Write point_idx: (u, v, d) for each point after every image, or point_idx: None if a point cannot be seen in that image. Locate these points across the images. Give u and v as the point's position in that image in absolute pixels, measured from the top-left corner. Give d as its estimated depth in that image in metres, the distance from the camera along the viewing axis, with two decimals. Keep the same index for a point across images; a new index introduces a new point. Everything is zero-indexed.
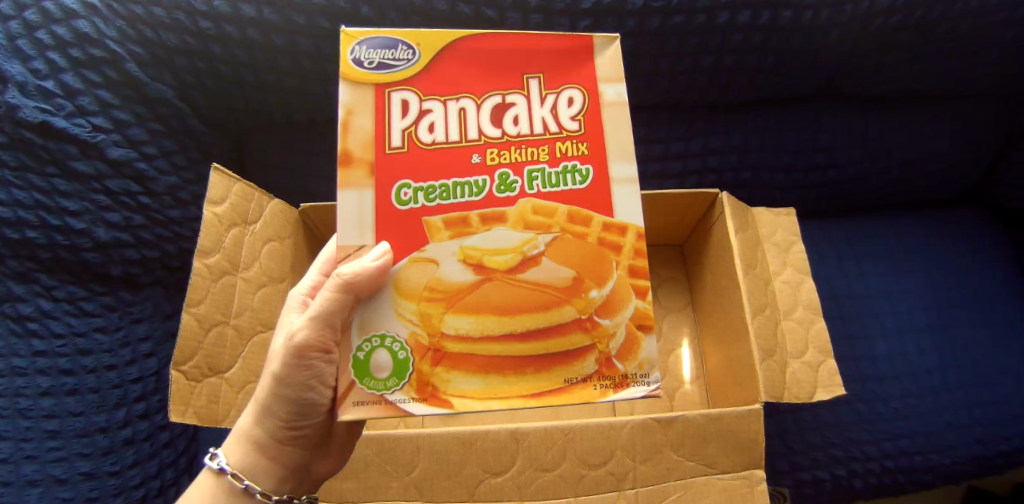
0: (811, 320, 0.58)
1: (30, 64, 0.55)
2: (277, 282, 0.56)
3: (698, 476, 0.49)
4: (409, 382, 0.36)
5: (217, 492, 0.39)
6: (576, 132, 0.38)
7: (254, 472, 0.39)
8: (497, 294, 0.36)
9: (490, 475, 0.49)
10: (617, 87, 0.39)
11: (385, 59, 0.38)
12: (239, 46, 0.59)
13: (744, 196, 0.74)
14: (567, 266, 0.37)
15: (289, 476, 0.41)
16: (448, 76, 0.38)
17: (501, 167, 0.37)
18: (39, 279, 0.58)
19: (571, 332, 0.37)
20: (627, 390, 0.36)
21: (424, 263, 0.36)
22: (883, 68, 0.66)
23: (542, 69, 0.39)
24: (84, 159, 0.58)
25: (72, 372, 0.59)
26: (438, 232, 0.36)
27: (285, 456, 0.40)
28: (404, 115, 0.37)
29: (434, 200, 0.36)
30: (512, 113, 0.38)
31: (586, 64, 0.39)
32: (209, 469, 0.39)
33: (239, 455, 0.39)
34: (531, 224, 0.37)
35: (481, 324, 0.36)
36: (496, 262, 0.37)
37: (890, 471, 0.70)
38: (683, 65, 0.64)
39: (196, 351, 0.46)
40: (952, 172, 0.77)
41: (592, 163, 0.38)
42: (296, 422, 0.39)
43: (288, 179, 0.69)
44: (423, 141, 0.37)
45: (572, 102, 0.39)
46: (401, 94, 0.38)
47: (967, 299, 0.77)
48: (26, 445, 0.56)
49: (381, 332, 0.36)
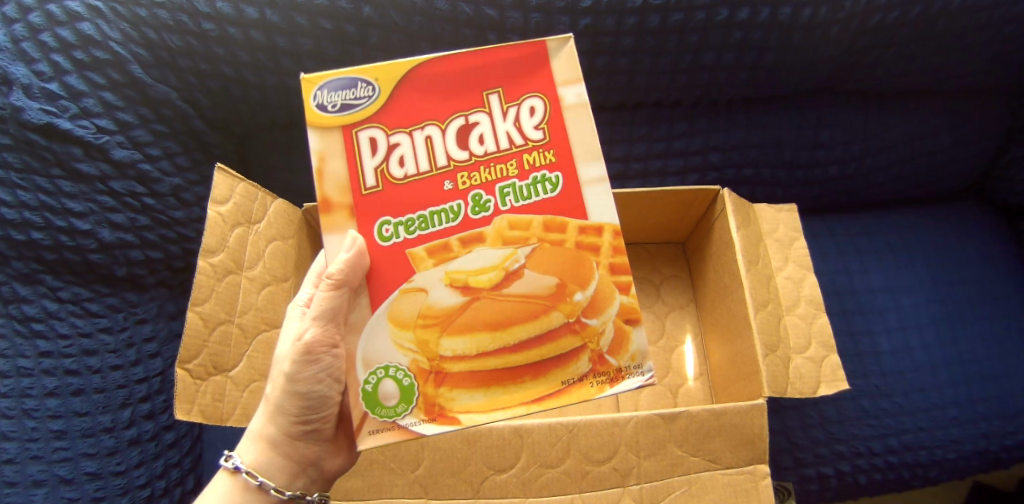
0: (814, 315, 0.58)
1: (34, 66, 0.55)
2: (281, 282, 0.56)
3: (703, 471, 0.50)
4: (417, 405, 0.37)
5: (234, 489, 0.42)
6: (541, 141, 0.38)
7: (269, 468, 0.42)
8: (487, 312, 0.37)
9: (495, 472, 0.49)
10: (576, 89, 0.39)
11: (347, 101, 0.38)
12: (242, 47, 0.59)
13: (744, 193, 0.74)
14: (551, 274, 0.38)
15: (300, 469, 0.43)
16: (411, 105, 0.38)
17: (473, 188, 0.38)
18: (45, 280, 0.59)
19: (561, 336, 0.38)
20: (622, 383, 0.37)
21: (414, 293, 0.37)
22: (884, 63, 0.66)
23: (500, 84, 0.38)
24: (89, 160, 0.58)
25: (77, 372, 0.59)
26: (422, 261, 0.37)
27: (297, 450, 0.43)
28: (374, 153, 0.38)
29: (414, 232, 0.37)
30: (476, 133, 0.38)
31: (541, 70, 0.39)
32: (226, 468, 0.42)
33: (254, 454, 0.42)
34: (509, 240, 0.38)
35: (476, 343, 0.37)
36: (481, 281, 0.37)
37: (895, 466, 0.70)
38: (684, 62, 0.64)
39: (201, 349, 0.46)
40: (952, 167, 0.77)
41: (561, 170, 0.38)
42: (305, 417, 0.42)
43: (292, 180, 0.71)
44: (396, 176, 0.38)
45: (533, 112, 0.38)
46: (368, 131, 0.38)
47: (970, 294, 0.77)
48: (32, 445, 0.56)
49: (385, 362, 0.37)
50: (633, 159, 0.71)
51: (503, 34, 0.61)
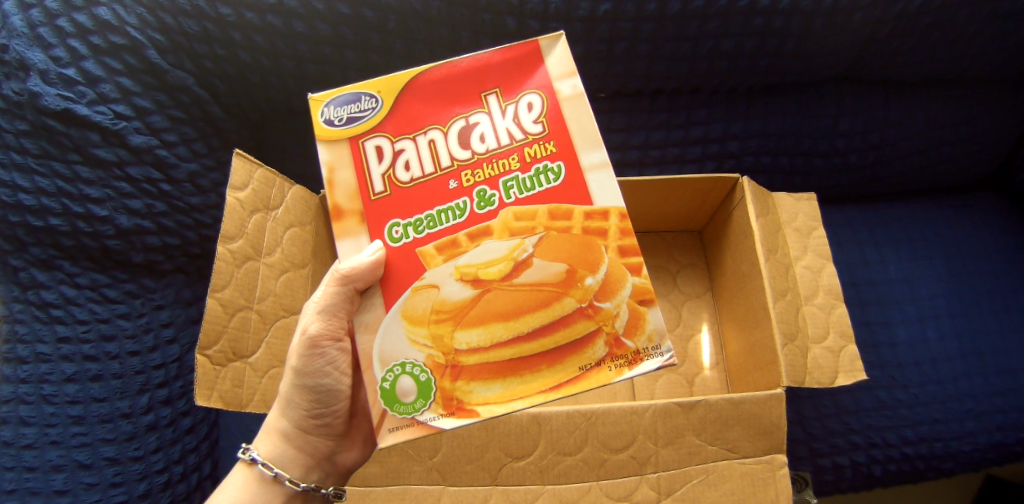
0: (833, 305, 0.57)
1: (51, 51, 0.55)
2: (299, 268, 0.56)
3: (721, 460, 0.49)
4: (435, 400, 0.37)
5: (251, 478, 0.42)
6: (541, 134, 0.38)
7: (283, 460, 0.42)
8: (498, 302, 0.37)
9: (512, 459, 0.49)
10: (572, 81, 0.38)
11: (353, 114, 0.38)
12: (259, 32, 0.58)
13: (761, 182, 0.74)
14: (560, 261, 0.37)
15: (314, 463, 0.44)
16: (413, 111, 0.38)
17: (477, 184, 0.38)
18: (63, 266, 0.59)
19: (574, 322, 0.37)
20: (641, 365, 0.36)
21: (427, 289, 0.37)
22: (908, 51, 0.65)
23: (497, 83, 0.38)
24: (106, 146, 0.58)
25: (95, 358, 0.59)
26: (432, 258, 0.37)
27: (310, 443, 0.43)
28: (380, 160, 0.38)
29: (422, 232, 0.38)
30: (478, 132, 0.38)
31: (537, 67, 0.38)
32: (242, 460, 0.42)
33: (268, 446, 0.42)
34: (516, 231, 0.37)
35: (490, 333, 0.37)
36: (491, 273, 0.37)
37: (909, 457, 0.70)
38: (704, 48, 0.63)
39: (220, 334, 0.46)
40: (971, 157, 0.76)
41: (562, 160, 0.37)
42: (315, 411, 0.42)
43: (308, 166, 0.71)
44: (402, 180, 0.38)
45: (532, 107, 0.38)
46: (375, 140, 0.38)
47: (988, 287, 0.77)
48: (50, 430, 0.57)
49: (401, 360, 0.37)
50: (651, 147, 0.71)
51: (522, 19, 0.60)
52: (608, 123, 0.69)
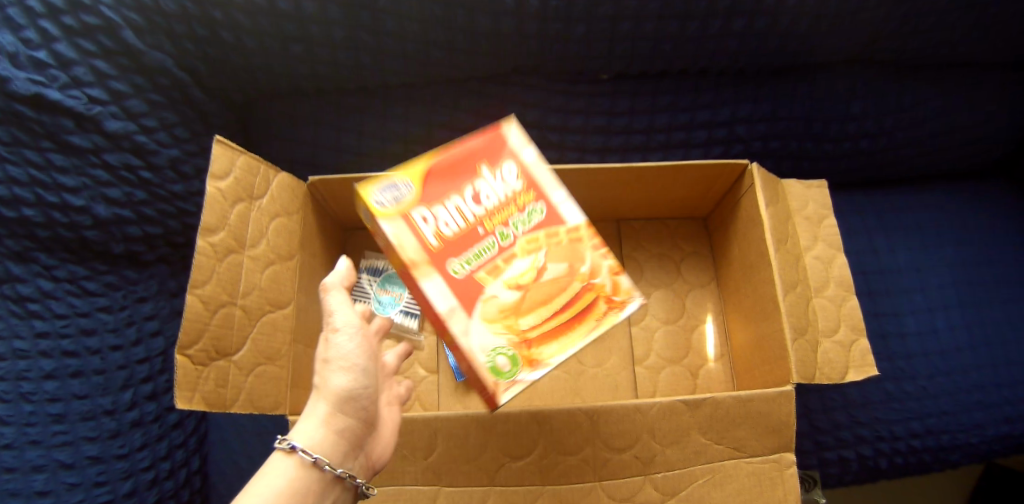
0: (844, 297, 0.55)
1: (20, 33, 0.50)
2: (285, 260, 0.53)
3: (727, 459, 0.48)
4: (526, 372, 0.36)
5: (290, 467, 0.37)
6: (529, 192, 0.40)
7: (325, 444, 0.38)
8: (531, 292, 0.37)
9: (511, 459, 0.47)
10: (531, 146, 0.41)
11: (385, 203, 0.37)
12: (242, 10, 0.55)
13: (771, 166, 0.71)
14: (558, 252, 0.39)
15: (352, 451, 0.39)
16: (429, 192, 0.38)
17: (497, 231, 0.38)
18: (39, 258, 0.55)
19: (588, 291, 0.39)
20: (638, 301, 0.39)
21: (482, 302, 0.36)
22: (921, 31, 0.62)
23: (483, 159, 0.40)
24: (81, 132, 0.54)
25: (75, 353, 0.57)
26: (478, 279, 0.37)
27: (350, 427, 0.39)
28: (419, 237, 0.37)
29: (469, 272, 0.37)
30: (484, 196, 0.39)
31: (502, 141, 0.41)
32: (281, 448, 0.37)
33: (308, 431, 0.37)
34: (529, 246, 0.38)
35: (539, 317, 0.37)
36: (519, 273, 0.38)
37: (917, 450, 0.68)
38: (713, 28, 0.59)
39: (202, 332, 0.44)
40: (985, 141, 0.73)
41: (545, 204, 0.40)
42: (355, 390, 0.39)
43: (293, 150, 0.68)
44: (438, 245, 0.37)
45: (514, 175, 0.40)
46: (411, 222, 0.37)
47: (998, 275, 0.75)
48: (30, 430, 0.54)
49: (486, 349, 0.36)
50: (655, 130, 0.67)
51: None
52: (611, 107, 0.66)
